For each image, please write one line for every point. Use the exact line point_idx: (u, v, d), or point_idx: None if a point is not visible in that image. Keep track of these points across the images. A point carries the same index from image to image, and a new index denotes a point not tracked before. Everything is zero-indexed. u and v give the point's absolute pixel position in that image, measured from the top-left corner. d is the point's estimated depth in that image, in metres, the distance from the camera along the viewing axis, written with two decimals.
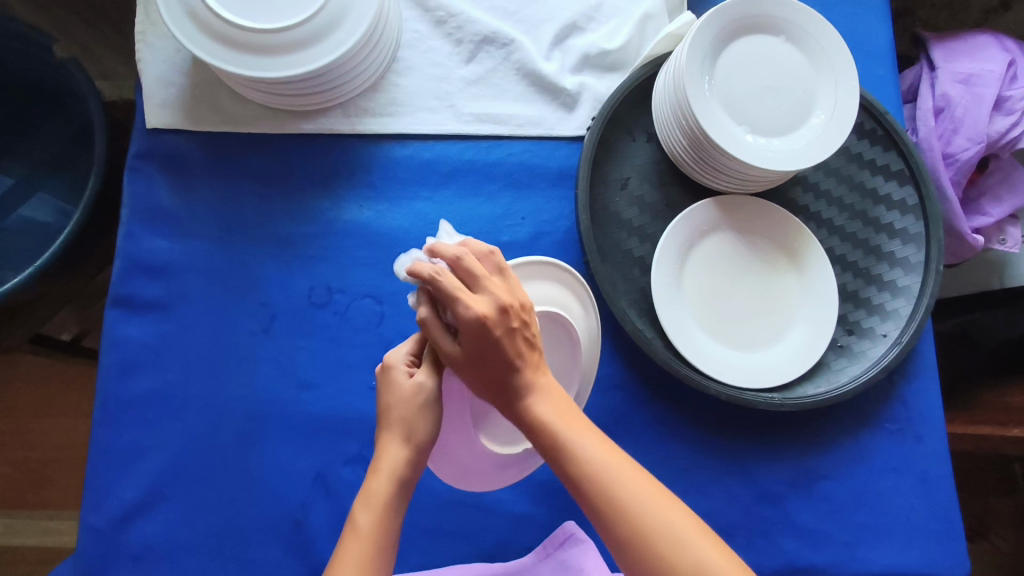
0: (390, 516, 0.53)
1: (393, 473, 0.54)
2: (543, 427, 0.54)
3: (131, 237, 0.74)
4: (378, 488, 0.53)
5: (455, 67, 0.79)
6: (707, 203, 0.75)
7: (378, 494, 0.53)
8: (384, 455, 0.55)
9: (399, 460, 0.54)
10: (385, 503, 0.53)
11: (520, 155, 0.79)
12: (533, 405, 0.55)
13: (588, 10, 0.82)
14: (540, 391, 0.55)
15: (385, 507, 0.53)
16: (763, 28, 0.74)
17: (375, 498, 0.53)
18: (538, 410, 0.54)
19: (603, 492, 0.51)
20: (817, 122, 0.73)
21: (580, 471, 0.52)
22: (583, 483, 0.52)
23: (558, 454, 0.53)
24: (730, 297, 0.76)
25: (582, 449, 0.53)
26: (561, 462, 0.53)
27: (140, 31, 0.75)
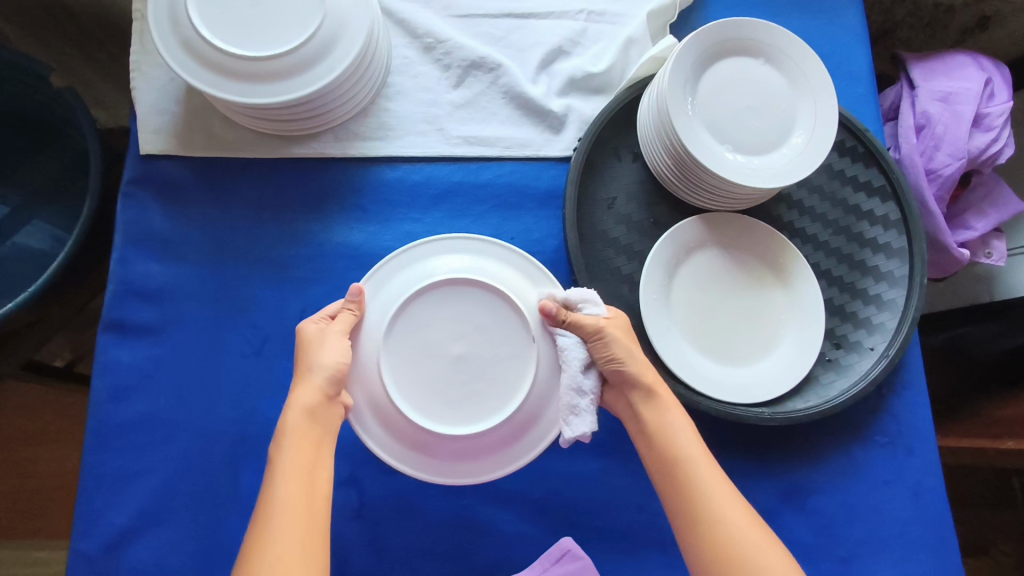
0: (312, 445, 0.56)
1: (309, 404, 0.57)
2: (656, 419, 0.62)
3: (124, 262, 0.74)
4: (295, 421, 0.57)
5: (444, 91, 0.81)
6: (693, 222, 0.77)
7: (289, 423, 0.57)
8: (294, 393, 0.58)
9: (310, 391, 0.57)
10: (297, 431, 0.56)
11: (508, 176, 0.80)
12: (649, 402, 0.63)
13: (573, 35, 0.84)
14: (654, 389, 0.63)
15: (297, 436, 0.56)
16: (742, 51, 0.76)
17: (296, 431, 0.56)
18: (654, 410, 0.62)
19: (687, 485, 0.58)
20: (797, 140, 0.75)
21: (675, 461, 0.60)
22: (674, 472, 0.59)
23: (658, 440, 0.61)
24: (717, 313, 0.76)
25: (683, 444, 0.60)
26: (660, 452, 0.61)
27: (134, 61, 0.76)
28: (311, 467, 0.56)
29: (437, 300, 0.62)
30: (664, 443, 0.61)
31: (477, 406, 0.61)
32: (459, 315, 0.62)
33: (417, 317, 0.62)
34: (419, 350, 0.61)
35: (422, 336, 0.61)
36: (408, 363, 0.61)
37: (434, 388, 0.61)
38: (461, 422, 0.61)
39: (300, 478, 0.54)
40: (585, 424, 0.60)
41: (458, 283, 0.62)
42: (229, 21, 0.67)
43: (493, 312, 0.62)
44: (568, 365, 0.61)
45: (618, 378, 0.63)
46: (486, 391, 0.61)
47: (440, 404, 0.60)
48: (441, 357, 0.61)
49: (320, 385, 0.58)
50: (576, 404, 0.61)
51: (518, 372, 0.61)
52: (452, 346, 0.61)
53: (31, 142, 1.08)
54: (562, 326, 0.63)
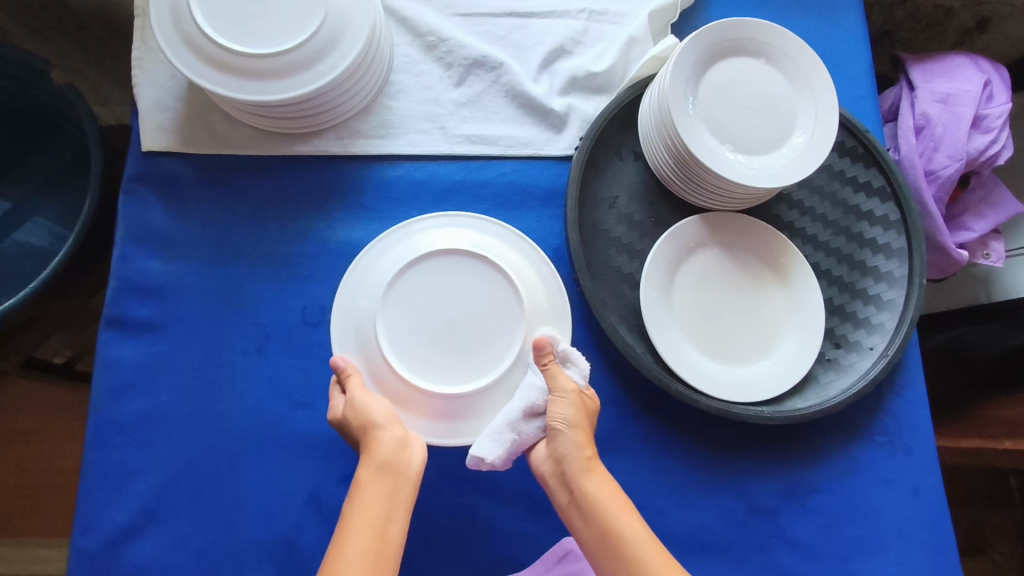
0: (385, 497, 0.57)
1: (381, 459, 0.58)
2: (593, 500, 0.59)
3: (125, 259, 0.74)
4: (370, 475, 0.58)
5: (446, 90, 0.81)
6: (694, 221, 0.77)
7: (364, 479, 0.57)
8: (366, 453, 0.59)
9: (380, 445, 0.59)
10: (371, 485, 0.57)
11: (509, 175, 0.80)
12: (585, 482, 0.60)
13: (575, 34, 0.84)
14: (592, 469, 0.61)
15: (371, 490, 0.57)
16: (744, 51, 0.76)
17: (367, 486, 0.57)
18: (591, 490, 0.59)
19: (636, 569, 0.55)
20: (798, 140, 0.75)
21: (619, 542, 0.56)
22: (617, 554, 0.56)
23: (598, 520, 0.58)
24: (717, 313, 0.77)
25: (624, 524, 0.57)
26: (599, 535, 0.58)
27: (136, 58, 0.76)
28: (389, 517, 0.56)
29: (390, 309, 0.65)
30: (603, 522, 0.58)
31: (468, 365, 0.64)
32: (416, 305, 0.65)
33: (413, 284, 0.66)
34: (414, 315, 0.65)
35: (417, 303, 0.65)
36: (404, 325, 0.64)
37: (461, 355, 0.64)
38: (453, 382, 0.64)
39: (372, 529, 0.54)
40: (490, 450, 0.60)
41: (454, 255, 0.66)
42: (232, 18, 0.67)
43: (485, 281, 0.66)
44: (516, 401, 0.62)
45: (555, 446, 0.62)
46: (478, 351, 0.65)
47: (433, 365, 0.64)
48: (435, 322, 0.65)
49: (387, 437, 0.59)
50: (498, 434, 0.61)
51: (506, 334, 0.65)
52: (435, 317, 0.65)
53: (31, 138, 1.08)
54: (540, 368, 0.63)
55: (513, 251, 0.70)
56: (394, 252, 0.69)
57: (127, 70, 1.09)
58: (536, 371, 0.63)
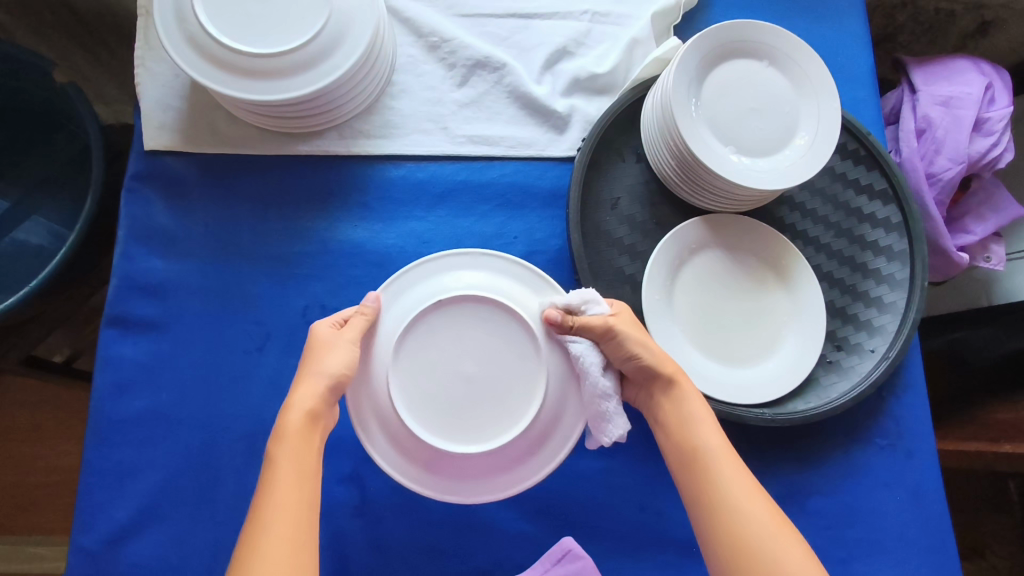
0: (307, 447, 0.55)
1: (305, 407, 0.57)
2: (679, 413, 0.62)
3: (127, 257, 0.74)
4: (295, 420, 0.56)
5: (448, 90, 0.81)
6: (696, 222, 0.77)
7: (288, 424, 0.56)
8: (294, 395, 0.58)
9: (307, 392, 0.57)
10: (295, 432, 0.55)
11: (512, 176, 0.80)
12: (671, 397, 0.63)
13: (578, 35, 0.85)
14: (678, 385, 0.63)
15: (297, 438, 0.55)
16: (746, 54, 0.76)
17: (291, 434, 0.55)
18: (677, 403, 0.63)
19: (711, 478, 0.58)
20: (800, 142, 0.75)
21: (700, 451, 0.60)
22: (696, 462, 0.60)
23: (682, 430, 0.62)
24: (718, 314, 0.77)
25: (706, 435, 0.60)
26: (681, 444, 0.61)
27: (139, 57, 0.76)
28: (307, 469, 0.55)
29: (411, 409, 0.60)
30: (685, 432, 0.61)
31: (498, 413, 0.61)
32: (429, 394, 0.61)
33: (430, 330, 0.62)
34: (430, 369, 0.61)
35: (435, 355, 0.61)
36: (419, 398, 0.61)
37: (495, 385, 0.62)
38: (468, 442, 0.60)
39: (291, 479, 0.53)
40: (619, 427, 0.60)
41: (478, 302, 0.62)
42: (236, 18, 0.67)
43: (511, 334, 0.62)
44: (587, 372, 0.61)
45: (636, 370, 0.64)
46: (495, 411, 0.61)
47: (446, 423, 0.60)
48: (452, 377, 0.61)
49: (320, 384, 0.58)
50: (607, 409, 0.61)
51: (528, 395, 0.61)
52: (445, 376, 0.61)
53: (32, 137, 1.08)
54: (571, 333, 0.62)
55: (479, 269, 0.66)
56: (411, 288, 0.65)
57: (130, 69, 1.09)
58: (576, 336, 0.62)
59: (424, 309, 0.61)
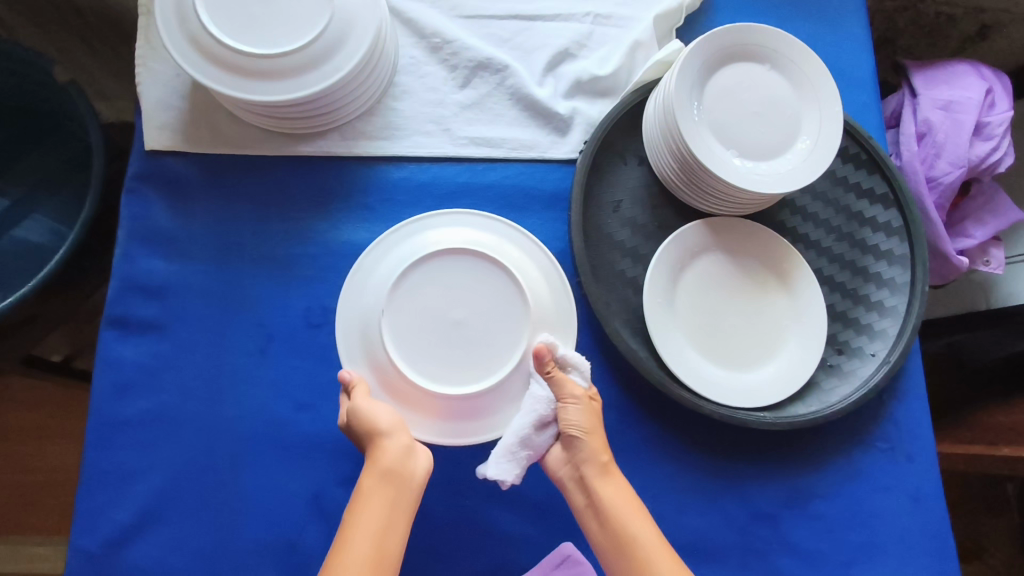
0: (385, 505, 0.59)
1: (384, 467, 0.61)
2: (610, 503, 0.63)
3: (128, 258, 0.74)
4: (371, 483, 0.60)
5: (450, 92, 0.81)
6: (697, 225, 0.77)
7: (364, 488, 0.60)
8: (369, 458, 0.61)
9: (382, 455, 0.61)
10: (370, 494, 0.60)
11: (514, 178, 0.80)
12: (600, 484, 0.64)
13: (580, 37, 0.85)
14: (607, 475, 0.64)
15: (373, 500, 0.59)
16: (749, 56, 0.76)
17: (369, 493, 0.60)
18: (606, 491, 0.64)
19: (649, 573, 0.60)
20: (802, 146, 0.75)
21: (635, 545, 0.61)
22: (631, 557, 0.61)
23: (614, 522, 0.62)
24: (719, 318, 0.77)
25: (640, 527, 0.62)
26: (613, 535, 0.62)
27: (140, 56, 0.76)
28: (389, 527, 0.59)
29: (455, 377, 0.64)
30: (618, 524, 0.62)
31: (498, 318, 0.65)
32: (457, 360, 0.64)
33: (449, 267, 0.66)
34: (427, 298, 0.65)
35: (441, 287, 0.65)
36: (449, 366, 0.64)
37: (476, 301, 0.65)
38: (469, 383, 0.64)
39: (371, 540, 0.58)
40: (509, 473, 0.63)
41: (502, 270, 0.65)
42: (238, 19, 0.67)
43: (513, 313, 0.65)
44: (527, 414, 0.64)
45: (574, 452, 0.65)
46: (456, 366, 0.64)
47: (413, 348, 0.64)
48: (441, 314, 0.65)
49: (392, 445, 0.61)
50: (516, 453, 0.63)
51: (505, 287, 0.66)
52: (440, 333, 0.64)
53: (31, 136, 1.08)
54: (544, 376, 0.65)
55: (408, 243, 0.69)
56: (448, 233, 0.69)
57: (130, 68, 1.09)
58: (541, 380, 0.65)
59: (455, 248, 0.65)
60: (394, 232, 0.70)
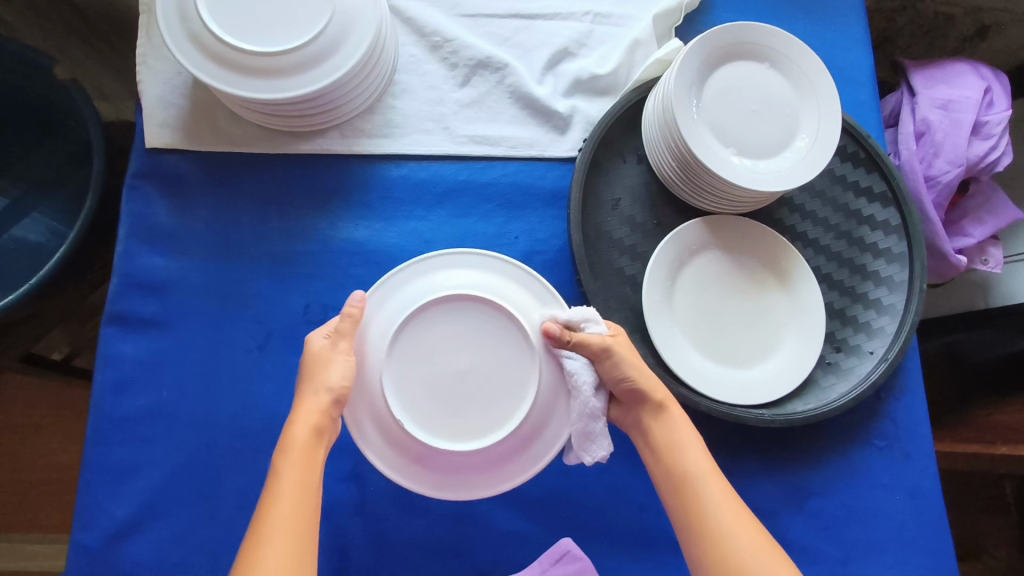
0: (312, 466, 0.57)
1: (313, 422, 0.58)
2: (670, 438, 0.63)
3: (128, 255, 0.74)
4: (300, 436, 0.57)
5: (450, 90, 0.81)
6: (696, 224, 0.77)
7: (294, 439, 0.57)
8: (298, 410, 0.58)
9: (314, 409, 0.58)
10: (301, 447, 0.57)
11: (513, 176, 0.80)
12: (661, 421, 0.64)
13: (580, 36, 0.85)
14: (667, 413, 0.64)
15: (302, 453, 0.56)
16: (748, 55, 0.77)
17: (297, 453, 0.57)
18: (667, 428, 0.63)
19: (702, 504, 0.59)
20: (801, 144, 0.76)
21: (690, 477, 0.60)
22: (686, 488, 0.60)
23: (672, 455, 0.62)
24: (717, 315, 0.77)
25: (696, 462, 0.61)
26: (670, 469, 0.62)
27: (141, 54, 0.76)
28: (310, 480, 0.56)
29: (501, 411, 0.61)
30: (675, 457, 0.62)
31: (484, 344, 0.62)
32: (489, 398, 0.61)
33: (464, 314, 0.63)
34: (436, 342, 0.62)
35: (454, 332, 0.62)
36: (484, 409, 0.61)
37: (454, 342, 0.62)
38: (505, 415, 0.61)
39: (297, 492, 0.55)
40: (602, 448, 0.62)
41: (482, 302, 0.62)
42: (239, 17, 0.67)
43: (519, 359, 0.62)
44: (580, 389, 0.62)
45: (630, 398, 0.65)
46: (450, 419, 0.61)
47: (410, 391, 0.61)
48: (446, 361, 0.62)
49: (325, 400, 0.58)
50: (590, 429, 0.62)
51: (469, 313, 0.62)
52: (449, 384, 0.62)
53: (32, 134, 1.08)
54: (567, 347, 0.63)
55: (377, 326, 0.63)
56: (469, 275, 0.66)
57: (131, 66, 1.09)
58: (569, 351, 0.63)
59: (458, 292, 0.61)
60: (415, 263, 0.66)
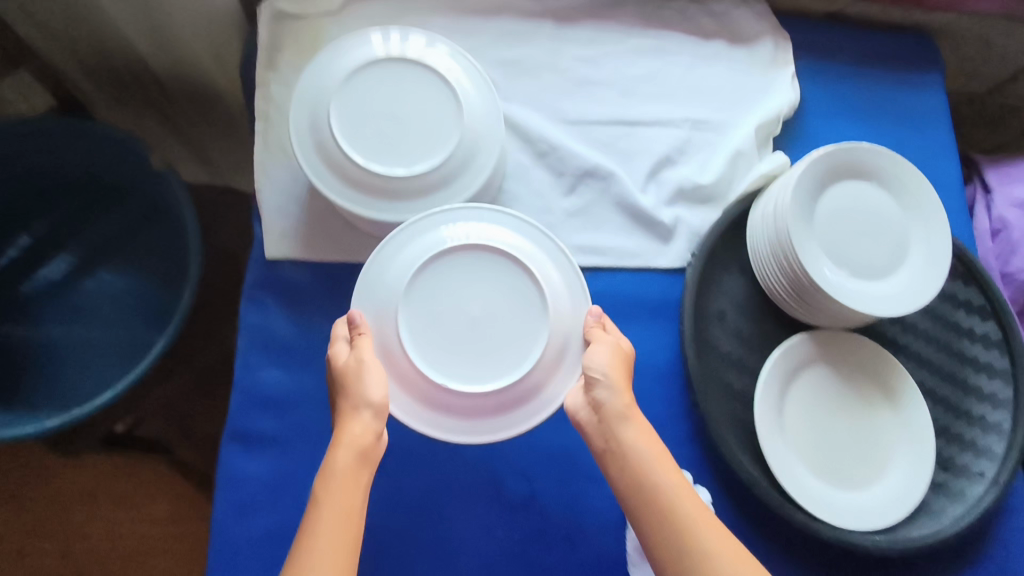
0: (358, 486, 0.57)
1: (358, 446, 0.59)
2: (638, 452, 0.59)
3: (248, 368, 0.74)
4: (345, 460, 0.58)
5: (557, 198, 0.82)
6: (803, 339, 0.78)
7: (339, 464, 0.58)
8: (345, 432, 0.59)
9: (358, 431, 0.59)
10: (345, 472, 0.57)
11: (621, 287, 0.81)
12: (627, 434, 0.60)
13: (681, 144, 0.86)
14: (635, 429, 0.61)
15: (344, 477, 0.57)
16: (858, 174, 0.77)
17: (341, 477, 0.57)
18: (636, 441, 0.60)
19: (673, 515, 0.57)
20: (910, 264, 0.76)
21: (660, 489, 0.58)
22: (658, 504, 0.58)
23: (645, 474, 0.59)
24: (828, 434, 0.76)
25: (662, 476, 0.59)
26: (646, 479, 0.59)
27: (260, 164, 0.77)
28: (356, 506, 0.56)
29: (519, 339, 0.65)
30: (642, 470, 0.59)
31: (477, 286, 0.66)
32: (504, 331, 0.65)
33: (497, 272, 0.66)
34: (459, 280, 0.66)
35: (467, 282, 0.66)
36: (499, 344, 0.65)
37: (455, 296, 0.66)
38: (518, 347, 0.65)
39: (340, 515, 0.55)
40: None
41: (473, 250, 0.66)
42: (372, 141, 0.69)
43: (515, 290, 0.66)
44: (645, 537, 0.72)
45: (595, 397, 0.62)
46: (443, 352, 0.64)
47: (420, 328, 0.65)
48: (457, 312, 0.66)
49: (368, 422, 0.60)
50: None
51: (460, 266, 0.66)
52: (461, 330, 0.65)
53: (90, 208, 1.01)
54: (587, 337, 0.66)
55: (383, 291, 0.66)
56: (517, 241, 0.68)
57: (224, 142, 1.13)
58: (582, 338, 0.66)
59: (455, 250, 0.66)
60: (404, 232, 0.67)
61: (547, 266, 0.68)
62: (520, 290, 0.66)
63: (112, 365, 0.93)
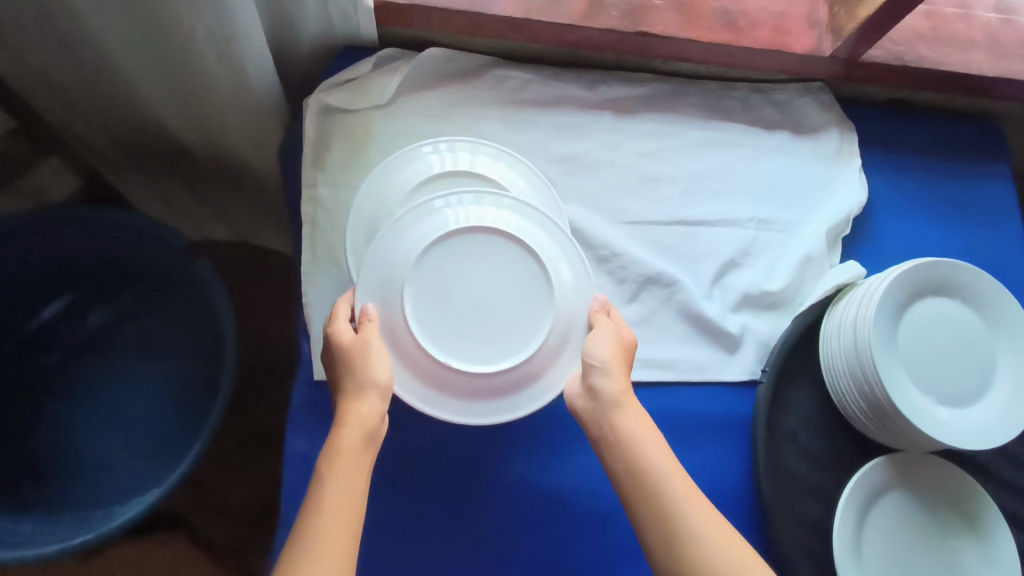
0: (361, 472, 0.56)
1: (364, 426, 0.58)
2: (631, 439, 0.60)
3: (296, 502, 0.68)
4: (352, 442, 0.57)
5: (619, 306, 0.78)
6: (882, 463, 0.73)
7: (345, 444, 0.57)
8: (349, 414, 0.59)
9: (365, 412, 0.58)
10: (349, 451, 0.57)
11: (687, 404, 0.76)
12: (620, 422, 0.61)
13: (745, 246, 0.82)
14: (626, 412, 0.61)
15: (351, 458, 0.56)
16: (938, 290, 0.73)
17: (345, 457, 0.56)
18: (630, 427, 0.60)
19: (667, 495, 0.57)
20: (997, 385, 0.72)
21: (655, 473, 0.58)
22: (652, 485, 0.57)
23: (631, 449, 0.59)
24: (911, 568, 0.71)
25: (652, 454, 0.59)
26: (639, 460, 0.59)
27: (307, 274, 0.73)
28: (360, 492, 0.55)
29: (529, 320, 0.63)
30: (636, 452, 0.59)
31: (483, 267, 0.63)
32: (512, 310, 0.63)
33: (505, 254, 0.63)
34: (465, 259, 0.63)
35: (473, 261, 0.63)
36: (508, 322, 0.62)
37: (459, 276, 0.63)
38: (526, 326, 0.62)
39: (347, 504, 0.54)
40: None
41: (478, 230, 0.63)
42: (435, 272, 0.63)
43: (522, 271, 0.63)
44: None
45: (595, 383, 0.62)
46: (451, 333, 0.62)
47: (425, 308, 0.62)
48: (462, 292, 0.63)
49: (373, 403, 0.59)
50: None
51: (465, 247, 0.63)
52: (467, 310, 0.62)
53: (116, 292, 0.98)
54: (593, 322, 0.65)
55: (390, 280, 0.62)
56: (529, 226, 0.65)
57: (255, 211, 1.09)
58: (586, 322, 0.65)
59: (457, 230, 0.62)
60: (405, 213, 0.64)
61: (562, 258, 0.65)
62: (529, 269, 0.63)
63: (142, 462, 0.90)
